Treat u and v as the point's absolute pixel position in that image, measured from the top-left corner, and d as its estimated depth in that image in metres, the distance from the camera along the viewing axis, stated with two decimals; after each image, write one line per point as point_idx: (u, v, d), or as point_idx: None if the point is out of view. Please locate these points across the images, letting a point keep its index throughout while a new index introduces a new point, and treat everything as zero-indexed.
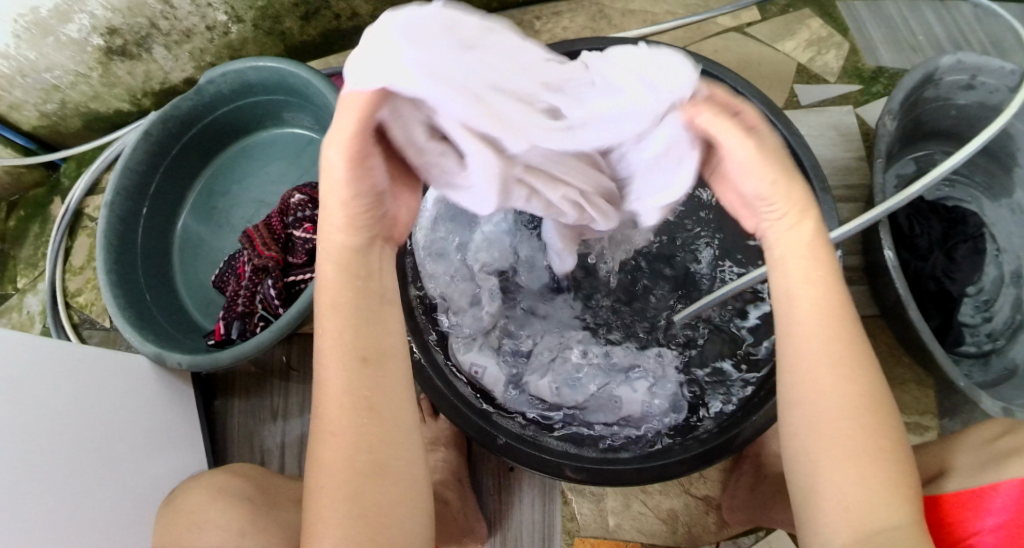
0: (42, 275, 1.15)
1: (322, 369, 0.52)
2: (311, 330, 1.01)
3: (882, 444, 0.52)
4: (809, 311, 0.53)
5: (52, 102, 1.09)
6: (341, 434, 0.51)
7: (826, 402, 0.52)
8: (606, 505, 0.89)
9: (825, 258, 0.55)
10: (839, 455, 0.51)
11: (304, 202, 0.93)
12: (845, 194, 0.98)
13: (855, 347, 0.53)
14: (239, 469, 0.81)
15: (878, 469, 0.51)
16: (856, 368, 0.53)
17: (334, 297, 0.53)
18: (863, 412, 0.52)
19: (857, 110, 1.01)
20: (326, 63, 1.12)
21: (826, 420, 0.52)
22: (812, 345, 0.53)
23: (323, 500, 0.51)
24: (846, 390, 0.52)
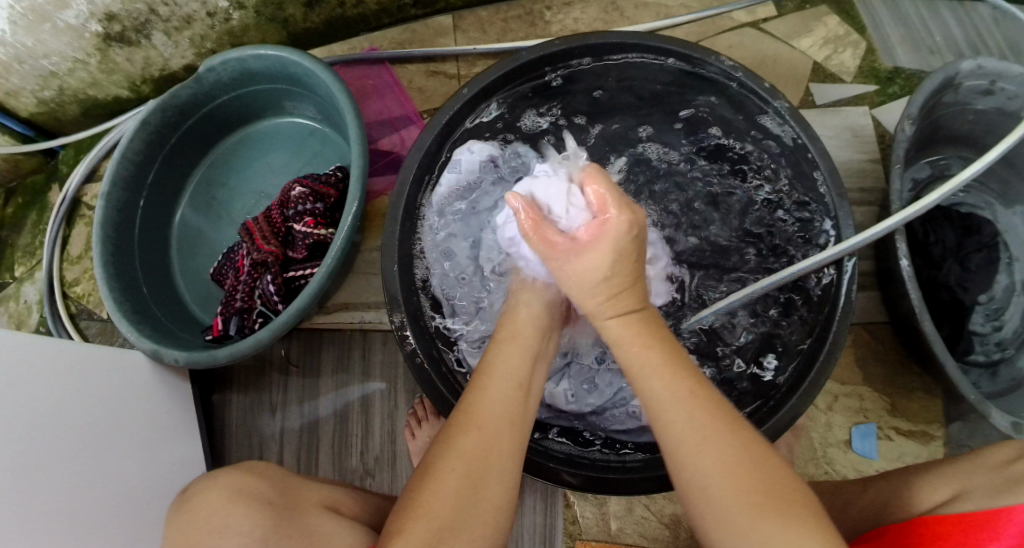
0: (40, 264, 1.14)
1: (483, 379, 0.62)
2: (311, 325, 0.99)
3: (769, 492, 0.52)
4: (654, 390, 0.57)
5: (49, 88, 1.06)
6: (486, 429, 0.58)
7: (692, 464, 0.54)
8: (609, 508, 0.88)
9: (654, 338, 0.60)
10: (720, 513, 0.52)
11: (305, 195, 0.91)
12: (859, 197, 0.96)
13: (716, 408, 0.56)
14: (260, 470, 0.76)
15: (774, 515, 0.51)
16: (703, 427, 0.55)
17: (513, 334, 0.66)
18: (731, 464, 0.53)
19: (872, 111, 0.99)
20: (330, 51, 1.10)
21: (699, 486, 0.53)
22: (658, 424, 0.56)
23: (440, 480, 0.56)
24: (703, 452, 0.54)
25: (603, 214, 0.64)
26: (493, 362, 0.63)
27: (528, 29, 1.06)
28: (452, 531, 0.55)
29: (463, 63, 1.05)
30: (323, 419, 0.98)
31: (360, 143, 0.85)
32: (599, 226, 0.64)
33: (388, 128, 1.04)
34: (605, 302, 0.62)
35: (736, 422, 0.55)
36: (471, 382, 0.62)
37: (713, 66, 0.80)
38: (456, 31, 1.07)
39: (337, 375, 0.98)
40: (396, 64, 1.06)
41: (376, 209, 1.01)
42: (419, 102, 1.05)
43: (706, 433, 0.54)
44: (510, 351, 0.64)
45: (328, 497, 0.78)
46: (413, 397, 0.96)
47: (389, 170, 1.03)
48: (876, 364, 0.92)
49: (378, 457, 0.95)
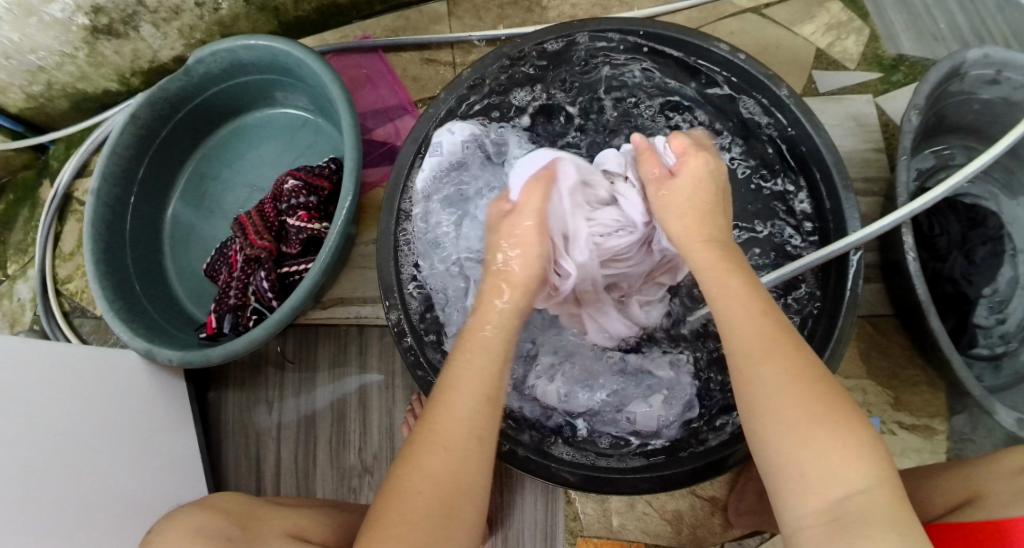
0: (32, 262, 1.12)
1: (452, 393, 0.59)
2: (307, 320, 0.98)
3: (819, 410, 0.52)
4: (729, 303, 0.59)
5: (38, 83, 1.04)
6: (450, 448, 0.57)
7: (756, 373, 0.55)
8: (610, 505, 0.87)
9: (736, 263, 0.62)
10: (780, 425, 0.53)
11: (298, 188, 0.89)
12: (862, 187, 0.94)
13: (778, 333, 0.56)
14: (219, 503, 0.72)
15: (821, 434, 0.51)
16: (777, 342, 0.55)
17: (479, 340, 0.62)
18: (796, 381, 0.53)
19: (876, 99, 0.97)
20: (322, 40, 1.08)
21: (760, 396, 0.54)
22: (731, 335, 0.58)
23: (411, 499, 0.55)
24: (770, 363, 0.54)
25: (684, 156, 0.69)
26: (460, 370, 0.60)
27: (524, 15, 1.03)
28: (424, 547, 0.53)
29: (458, 51, 1.03)
30: (319, 416, 0.96)
31: (354, 134, 0.83)
32: (687, 161, 0.68)
33: (382, 117, 1.02)
34: (694, 225, 0.64)
35: (806, 347, 0.56)
36: (436, 394, 0.60)
37: (714, 53, 0.78)
38: (450, 18, 1.04)
39: (333, 371, 0.97)
40: (390, 52, 1.04)
41: (371, 201, 1.00)
42: (414, 91, 1.03)
43: (778, 349, 0.55)
44: (480, 361, 0.61)
45: (293, 524, 0.74)
46: (410, 393, 0.95)
47: (385, 161, 1.01)
48: (880, 358, 0.91)
49: (377, 456, 0.94)
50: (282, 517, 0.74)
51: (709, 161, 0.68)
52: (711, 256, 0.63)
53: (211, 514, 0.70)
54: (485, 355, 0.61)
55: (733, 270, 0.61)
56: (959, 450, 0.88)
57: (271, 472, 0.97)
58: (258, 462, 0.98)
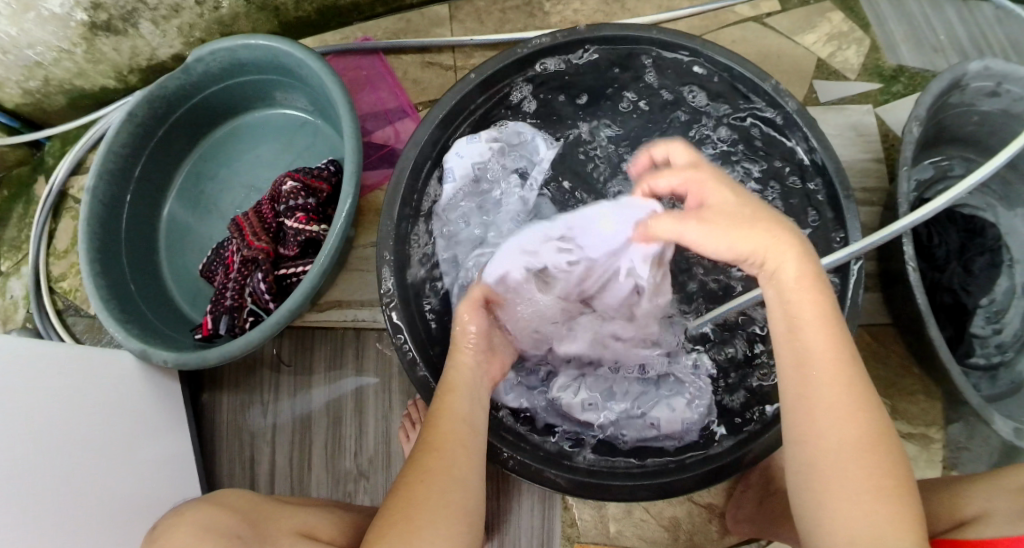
0: (26, 259, 1.11)
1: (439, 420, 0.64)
2: (303, 323, 0.97)
3: (877, 470, 0.54)
4: (814, 350, 0.57)
5: (34, 78, 1.03)
6: (445, 441, 0.62)
7: (833, 432, 0.55)
8: (608, 511, 0.87)
9: (824, 296, 0.58)
10: (841, 475, 0.54)
11: (296, 189, 0.88)
12: (862, 196, 0.94)
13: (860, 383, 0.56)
14: (224, 499, 0.71)
15: (877, 495, 0.54)
16: (860, 402, 0.55)
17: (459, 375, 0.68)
18: (869, 445, 0.55)
19: (876, 109, 0.97)
20: (323, 41, 1.07)
21: (830, 454, 0.55)
22: (812, 388, 0.56)
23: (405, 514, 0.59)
24: (849, 426, 0.55)
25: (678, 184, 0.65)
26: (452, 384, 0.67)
27: (526, 19, 1.03)
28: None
29: (459, 54, 1.02)
30: (315, 418, 0.96)
31: (355, 137, 0.83)
32: (710, 189, 0.62)
33: (382, 119, 1.02)
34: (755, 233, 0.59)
35: (880, 406, 0.56)
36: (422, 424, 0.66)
37: (715, 58, 0.78)
38: (452, 21, 1.04)
39: (329, 373, 0.96)
40: (390, 54, 1.03)
41: (370, 203, 0.99)
42: (414, 93, 1.02)
43: (857, 411, 0.55)
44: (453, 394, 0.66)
45: (302, 523, 0.73)
46: (408, 397, 0.94)
47: (385, 163, 1.00)
48: (877, 367, 0.91)
49: (373, 458, 0.94)
50: (293, 517, 0.73)
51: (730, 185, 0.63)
52: (805, 274, 0.58)
53: (219, 512, 0.69)
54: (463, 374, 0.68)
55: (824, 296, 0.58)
56: (955, 459, 0.88)
57: (266, 474, 0.96)
58: (252, 465, 0.97)
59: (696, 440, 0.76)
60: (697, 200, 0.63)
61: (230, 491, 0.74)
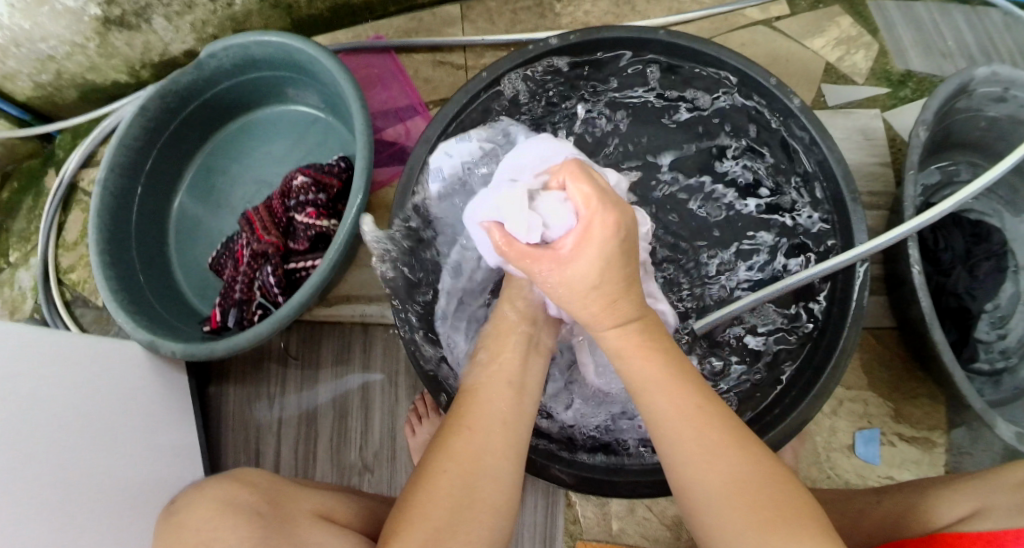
0: (34, 251, 1.12)
1: (486, 387, 0.62)
2: (310, 317, 0.98)
3: (765, 510, 0.55)
4: (660, 408, 0.59)
5: (47, 72, 1.04)
6: (474, 430, 0.59)
7: (696, 477, 0.57)
8: (611, 509, 0.87)
9: (660, 346, 0.61)
10: (728, 521, 0.55)
11: (307, 184, 0.89)
12: (869, 200, 0.95)
13: (711, 424, 0.58)
14: (247, 478, 0.71)
15: (774, 531, 0.54)
16: (710, 440, 0.57)
17: (506, 340, 0.66)
18: (739, 474, 0.56)
19: (884, 113, 0.97)
20: (335, 39, 1.08)
21: (711, 502, 0.56)
22: (674, 439, 0.58)
23: (438, 484, 0.56)
24: (710, 463, 0.57)
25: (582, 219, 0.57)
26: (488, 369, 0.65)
27: (537, 19, 1.04)
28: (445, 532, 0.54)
29: (470, 53, 1.03)
30: (322, 411, 0.96)
31: (366, 134, 0.83)
32: (574, 260, 0.57)
33: (392, 117, 1.02)
34: (600, 314, 0.59)
35: (741, 430, 0.59)
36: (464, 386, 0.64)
37: (725, 62, 0.78)
38: (463, 20, 1.04)
39: (336, 367, 0.97)
40: (401, 53, 1.04)
41: (380, 199, 1.00)
42: (425, 92, 1.03)
43: (715, 446, 0.57)
44: (506, 355, 0.65)
45: (320, 505, 0.73)
46: (414, 392, 0.95)
47: (394, 160, 1.01)
48: (881, 370, 0.91)
49: (378, 453, 0.94)
50: (311, 497, 0.73)
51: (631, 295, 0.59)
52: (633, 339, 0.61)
53: (239, 486, 0.69)
54: (502, 352, 0.65)
55: (658, 352, 0.60)
56: (958, 463, 0.88)
57: (271, 467, 0.96)
58: (257, 458, 0.97)
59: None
60: (572, 253, 0.57)
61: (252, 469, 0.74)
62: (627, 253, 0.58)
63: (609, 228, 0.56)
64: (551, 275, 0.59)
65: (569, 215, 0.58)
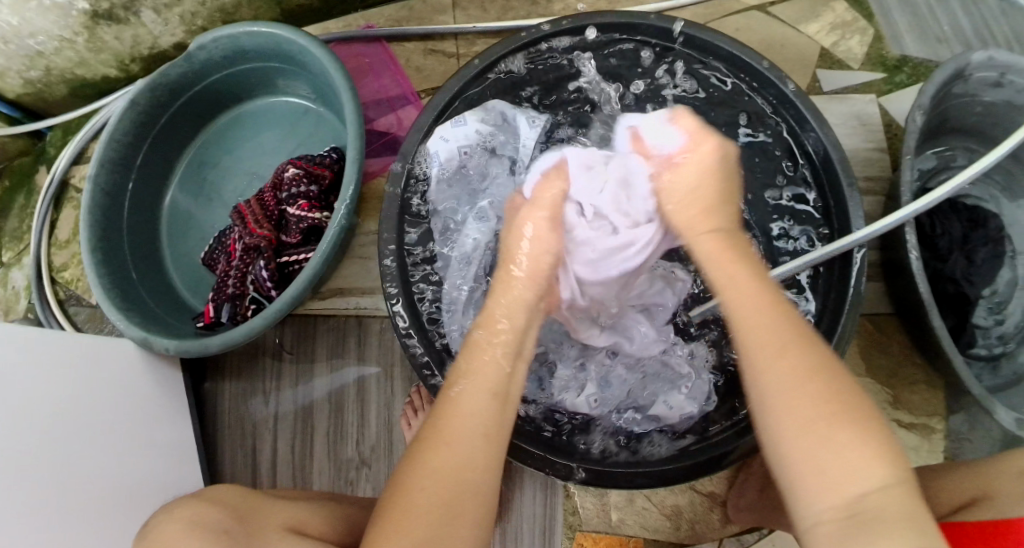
0: (27, 249, 1.11)
1: (465, 394, 0.59)
2: (305, 311, 0.97)
3: (837, 406, 0.52)
4: (740, 300, 0.59)
5: (36, 68, 1.03)
6: (456, 443, 0.56)
7: (765, 368, 0.55)
8: (610, 500, 0.86)
9: (752, 263, 0.62)
10: (796, 411, 0.52)
11: (299, 176, 0.88)
12: (865, 186, 0.94)
13: (791, 325, 0.57)
14: (215, 496, 0.71)
15: (838, 431, 0.51)
16: (788, 338, 0.56)
17: (488, 343, 0.63)
18: (811, 373, 0.54)
19: (880, 99, 0.97)
20: (325, 29, 1.07)
21: (776, 394, 0.54)
22: (749, 328, 0.57)
23: (416, 499, 0.55)
24: (784, 356, 0.55)
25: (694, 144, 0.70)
26: (467, 371, 0.61)
27: (529, 8, 1.03)
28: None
29: (461, 42, 1.02)
30: (318, 405, 0.96)
31: (357, 123, 0.82)
32: (676, 170, 0.70)
33: (385, 107, 1.02)
34: (696, 220, 0.67)
35: (819, 342, 0.57)
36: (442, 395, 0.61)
37: (721, 47, 0.78)
38: (454, 9, 1.04)
39: (332, 361, 0.96)
40: (393, 42, 1.03)
41: (373, 190, 0.99)
42: (417, 82, 1.02)
43: (792, 343, 0.55)
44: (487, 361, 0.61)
45: (291, 517, 0.73)
46: (410, 384, 0.94)
47: (387, 151, 1.00)
48: (879, 357, 0.91)
49: (374, 447, 0.94)
50: (282, 512, 0.73)
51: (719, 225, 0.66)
52: (718, 247, 0.64)
53: (207, 505, 0.69)
54: (488, 349, 0.62)
55: (741, 261, 0.62)
56: (956, 449, 0.88)
57: (268, 464, 0.96)
58: (254, 454, 0.97)
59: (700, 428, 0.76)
60: (682, 163, 0.70)
61: (219, 487, 0.74)
62: (724, 187, 0.69)
63: (712, 154, 0.70)
64: (661, 175, 0.71)
65: (680, 138, 0.71)
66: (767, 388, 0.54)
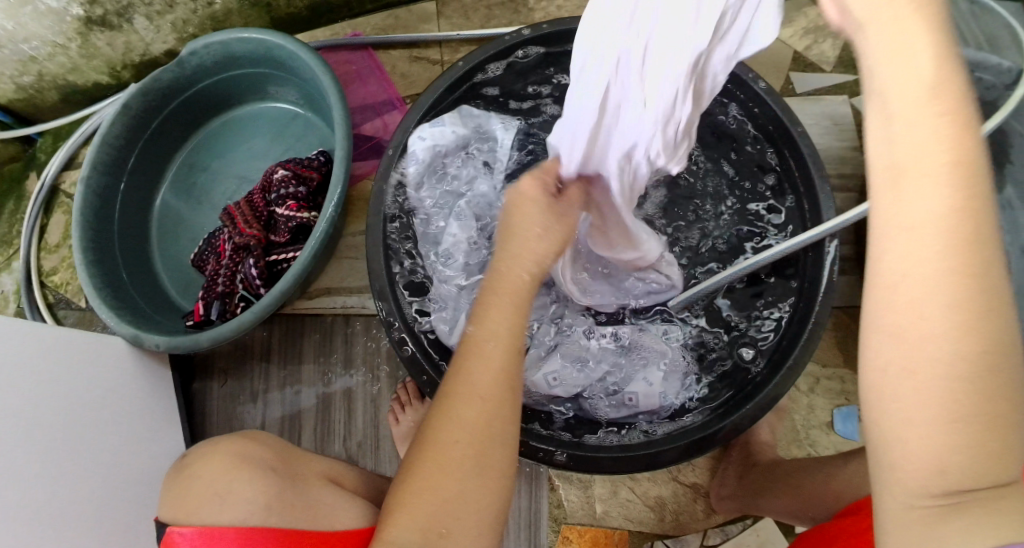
0: (17, 254, 1.12)
1: (490, 348, 0.55)
2: (292, 310, 0.99)
3: (992, 397, 0.38)
4: (927, 196, 0.37)
5: (29, 74, 1.05)
6: (485, 399, 0.54)
7: (933, 326, 0.37)
8: (594, 492, 0.88)
9: (966, 110, 0.36)
10: (934, 386, 0.38)
11: (287, 178, 0.90)
12: (839, 183, 0.97)
13: (980, 266, 0.37)
14: (260, 437, 0.71)
15: (982, 421, 0.38)
16: (975, 288, 0.37)
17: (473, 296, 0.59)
18: (974, 366, 0.37)
19: (851, 100, 1.00)
20: (313, 37, 1.10)
21: (924, 354, 0.38)
22: (916, 252, 0.37)
23: (449, 454, 0.53)
24: (963, 317, 0.37)
25: None
26: (497, 326, 0.56)
27: (511, 16, 1.06)
28: (456, 501, 0.53)
29: (446, 49, 1.05)
30: (306, 406, 0.97)
31: (345, 126, 0.85)
32: None
33: (371, 112, 1.04)
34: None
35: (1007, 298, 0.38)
36: (461, 345, 0.57)
37: None
38: (439, 17, 1.07)
39: (319, 360, 0.98)
40: (379, 50, 1.06)
41: (359, 193, 1.01)
42: (403, 87, 1.05)
43: (965, 321, 0.37)
44: (511, 307, 0.56)
45: (329, 469, 0.74)
46: (396, 382, 0.96)
47: (373, 154, 1.03)
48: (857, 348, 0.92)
49: (362, 443, 0.95)
50: (321, 462, 0.73)
51: (931, 86, 0.36)
52: (940, 76, 0.36)
53: (254, 445, 0.68)
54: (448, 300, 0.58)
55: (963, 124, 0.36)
56: None
57: None
58: None
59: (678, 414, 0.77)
60: None
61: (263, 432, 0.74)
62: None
63: None
64: None
65: None
66: (915, 343, 0.38)
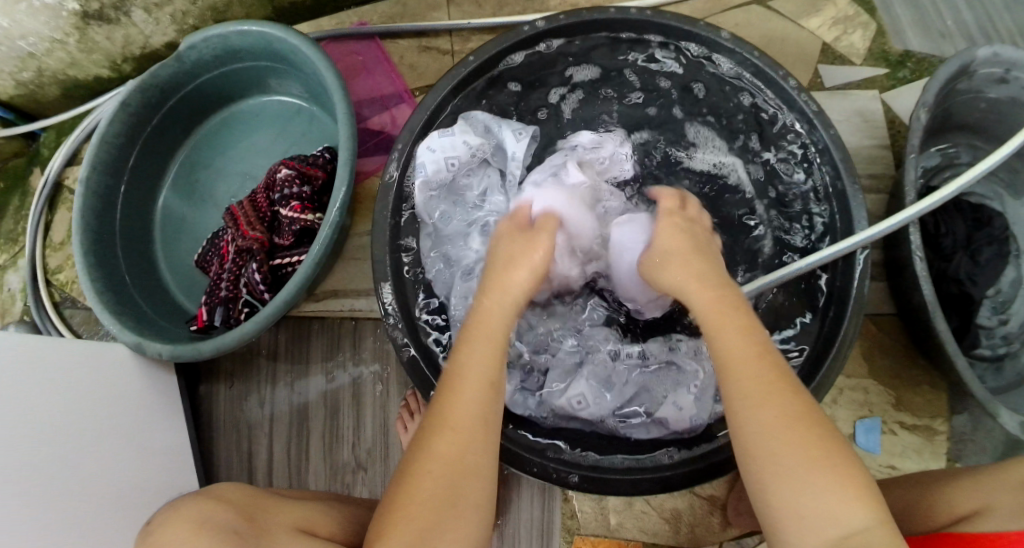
0: (22, 251, 1.10)
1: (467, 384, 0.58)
2: (299, 313, 0.97)
3: (817, 454, 0.52)
4: (729, 346, 0.57)
5: (28, 69, 1.02)
6: (460, 428, 0.57)
7: (753, 423, 0.53)
8: (608, 503, 0.86)
9: (730, 296, 0.61)
10: (779, 462, 0.52)
11: (291, 178, 0.87)
12: (867, 184, 0.92)
13: (772, 374, 0.55)
14: (224, 494, 0.70)
15: (818, 474, 0.51)
16: (777, 390, 0.54)
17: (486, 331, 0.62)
18: (793, 429, 0.53)
19: (882, 95, 0.95)
20: (317, 27, 1.06)
21: (760, 443, 0.53)
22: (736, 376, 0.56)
23: (420, 485, 0.55)
24: (772, 407, 0.53)
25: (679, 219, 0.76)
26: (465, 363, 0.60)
27: (525, 3, 1.01)
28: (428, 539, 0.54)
29: (456, 39, 1.01)
30: (313, 411, 0.95)
31: (348, 123, 0.81)
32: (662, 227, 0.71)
33: (378, 106, 1.01)
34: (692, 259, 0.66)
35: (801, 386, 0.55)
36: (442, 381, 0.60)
37: (721, 43, 0.77)
38: (449, 6, 1.02)
39: (326, 362, 0.95)
40: (386, 39, 1.02)
41: (366, 191, 0.98)
42: (411, 79, 1.01)
43: (773, 393, 0.54)
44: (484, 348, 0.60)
45: (299, 518, 0.72)
46: (405, 389, 0.93)
47: (380, 151, 0.99)
48: (883, 358, 0.88)
49: (370, 450, 0.93)
50: (293, 511, 0.73)
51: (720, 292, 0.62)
52: (713, 294, 0.61)
53: (215, 505, 0.67)
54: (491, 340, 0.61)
55: (735, 310, 0.60)
56: (960, 452, 0.85)
57: (264, 464, 0.95)
58: (249, 459, 0.96)
59: (710, 433, 0.72)
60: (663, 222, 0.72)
61: (226, 484, 0.73)
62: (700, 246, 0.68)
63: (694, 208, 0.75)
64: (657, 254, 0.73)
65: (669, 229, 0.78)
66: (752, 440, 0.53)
